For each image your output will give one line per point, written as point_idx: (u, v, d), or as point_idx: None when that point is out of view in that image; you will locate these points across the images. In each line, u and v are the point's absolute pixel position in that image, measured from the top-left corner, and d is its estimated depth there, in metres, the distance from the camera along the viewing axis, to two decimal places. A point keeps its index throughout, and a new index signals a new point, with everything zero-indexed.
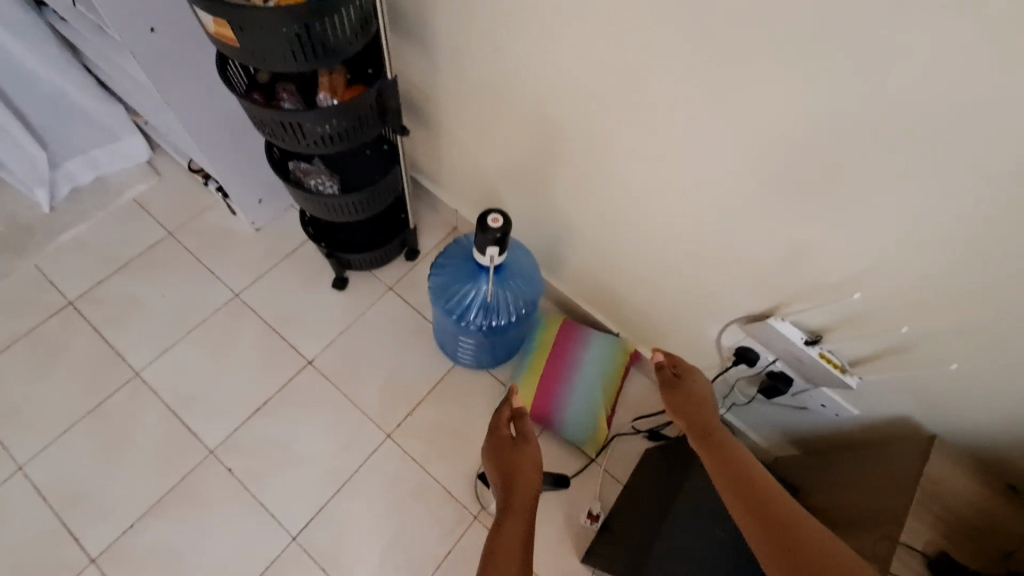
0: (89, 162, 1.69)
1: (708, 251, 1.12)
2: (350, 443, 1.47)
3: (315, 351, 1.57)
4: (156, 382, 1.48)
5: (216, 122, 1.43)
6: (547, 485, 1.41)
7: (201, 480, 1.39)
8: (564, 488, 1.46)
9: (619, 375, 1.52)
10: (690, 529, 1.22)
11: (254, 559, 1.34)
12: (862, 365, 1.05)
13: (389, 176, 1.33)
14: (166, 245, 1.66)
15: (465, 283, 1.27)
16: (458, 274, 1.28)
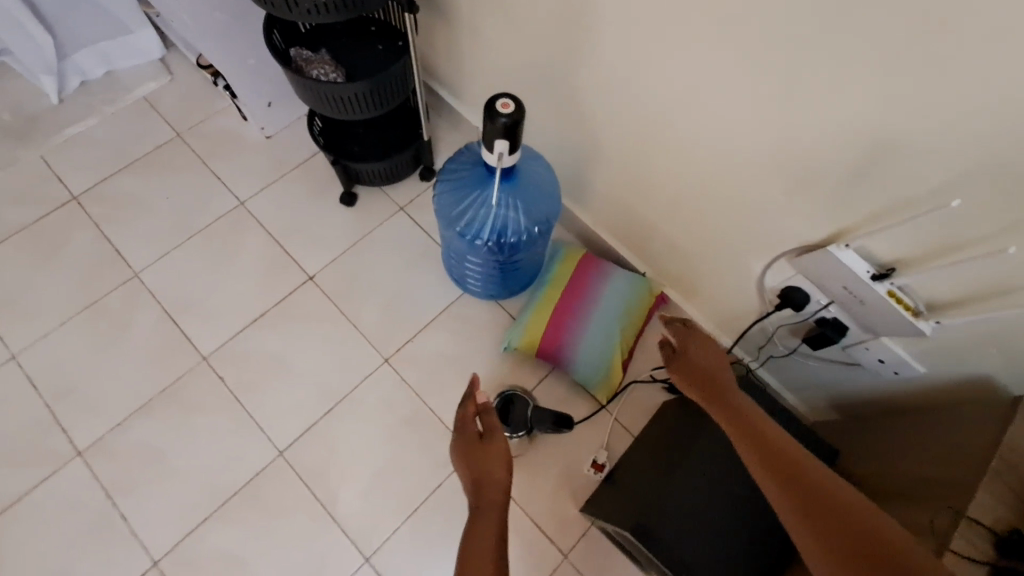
0: (99, 56, 1.60)
1: (761, 165, 0.94)
2: (346, 363, 1.39)
3: (317, 267, 1.48)
4: (154, 284, 1.43)
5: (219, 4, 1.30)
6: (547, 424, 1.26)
7: (191, 386, 1.34)
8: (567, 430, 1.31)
9: (641, 316, 1.36)
10: (701, 482, 1.07)
11: (238, 470, 1.29)
12: (941, 310, 0.86)
13: (396, 67, 1.18)
14: (173, 145, 1.58)
15: (471, 192, 1.14)
16: (464, 182, 1.15)
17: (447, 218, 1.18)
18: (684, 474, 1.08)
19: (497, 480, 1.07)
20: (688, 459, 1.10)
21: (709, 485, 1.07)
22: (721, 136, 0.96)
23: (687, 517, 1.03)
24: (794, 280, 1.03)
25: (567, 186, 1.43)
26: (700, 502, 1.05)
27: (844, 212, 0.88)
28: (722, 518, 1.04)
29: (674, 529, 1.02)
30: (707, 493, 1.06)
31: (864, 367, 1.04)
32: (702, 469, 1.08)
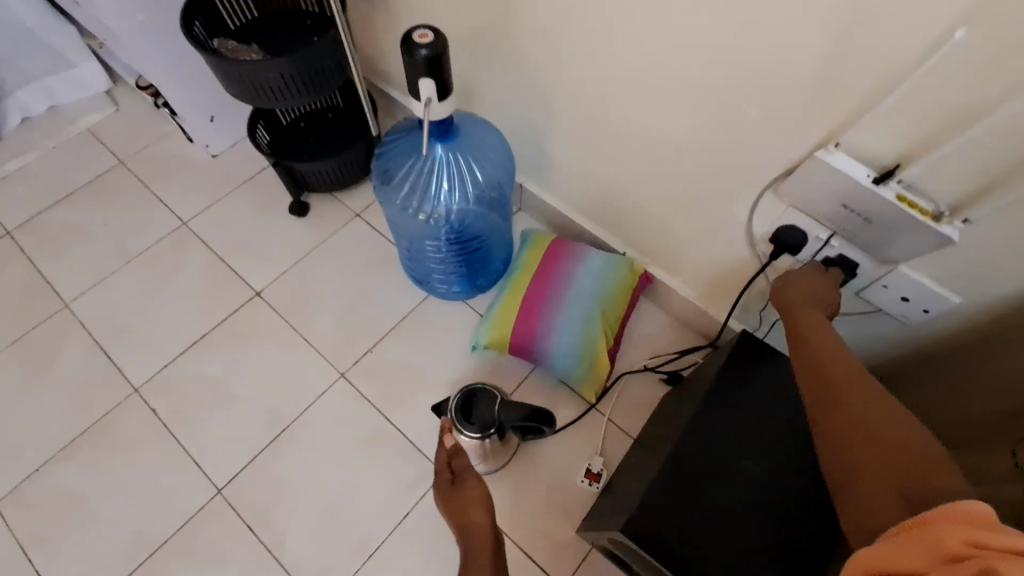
0: (43, 91, 1.55)
1: (727, 85, 0.80)
2: (297, 382, 1.23)
3: (265, 282, 1.35)
4: (87, 314, 1.30)
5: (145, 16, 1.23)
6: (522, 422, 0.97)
7: (123, 420, 1.19)
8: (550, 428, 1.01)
9: (624, 299, 1.21)
10: (713, 457, 0.80)
11: (170, 513, 1.10)
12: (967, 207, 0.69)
13: (322, 39, 1.08)
14: (116, 173, 1.50)
15: (412, 160, 1.03)
16: (403, 151, 1.04)
17: (389, 191, 1.07)
18: (689, 446, 0.80)
19: (481, 539, 0.78)
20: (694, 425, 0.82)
21: (725, 461, 0.79)
22: (677, 63, 0.83)
23: (698, 505, 0.76)
24: (784, 218, 0.88)
25: (529, 168, 1.31)
26: (715, 484, 0.77)
27: (829, 123, 0.74)
28: (749, 500, 0.76)
29: (680, 522, 0.75)
30: (723, 471, 0.78)
31: (888, 312, 0.87)
32: (713, 438, 0.81)
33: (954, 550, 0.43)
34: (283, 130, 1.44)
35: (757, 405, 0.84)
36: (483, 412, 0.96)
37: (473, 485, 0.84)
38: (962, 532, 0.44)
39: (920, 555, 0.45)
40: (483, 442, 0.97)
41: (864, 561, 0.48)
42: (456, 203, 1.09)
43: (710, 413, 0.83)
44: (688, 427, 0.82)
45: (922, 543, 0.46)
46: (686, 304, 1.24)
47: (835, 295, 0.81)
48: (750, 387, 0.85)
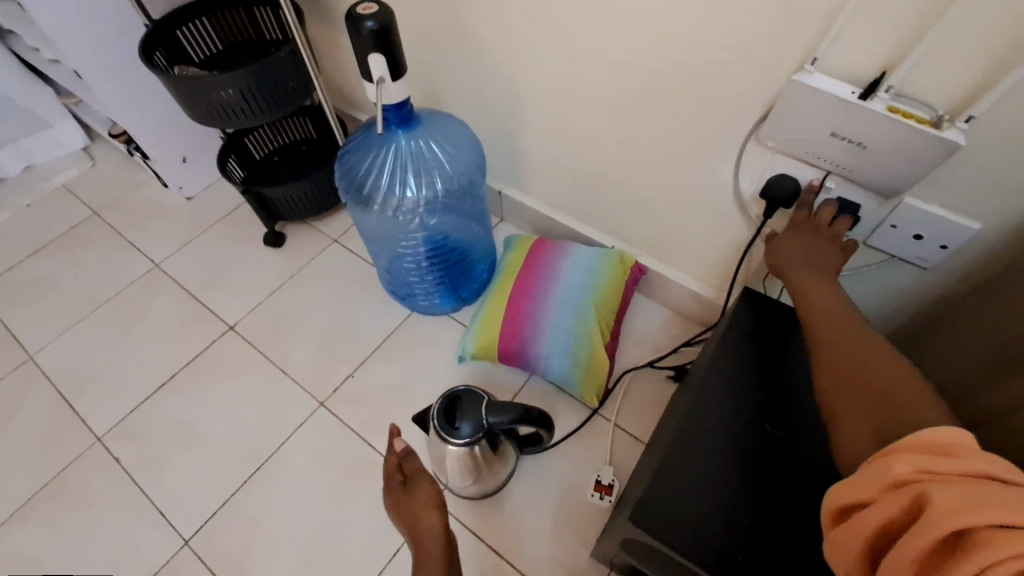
0: (18, 153, 1.55)
1: (689, 32, 0.76)
2: (273, 416, 1.13)
3: (239, 315, 1.28)
4: (51, 365, 1.22)
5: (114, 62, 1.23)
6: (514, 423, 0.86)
7: (85, 473, 1.08)
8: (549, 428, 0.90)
9: (616, 293, 1.13)
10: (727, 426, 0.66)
11: (131, 572, 0.98)
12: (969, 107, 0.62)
13: (279, 52, 1.10)
14: (89, 223, 1.47)
15: (374, 158, 0.99)
16: (364, 150, 1.00)
17: (356, 195, 1.03)
18: (704, 413, 0.67)
19: (433, 536, 0.73)
20: (706, 388, 0.70)
21: (748, 427, 0.66)
22: (639, 21, 0.79)
23: (715, 486, 0.61)
24: (769, 170, 0.82)
25: (505, 173, 1.26)
26: (740, 453, 0.64)
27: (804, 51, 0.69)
28: (782, 470, 0.62)
29: (704, 497, 0.61)
30: (749, 439, 0.65)
31: (901, 256, 0.80)
32: (730, 402, 0.68)
33: (902, 476, 0.45)
34: (257, 166, 1.44)
35: (776, 364, 0.71)
36: (470, 414, 0.85)
37: (424, 484, 0.78)
38: (914, 458, 0.45)
39: (872, 482, 0.47)
40: (473, 449, 0.86)
41: (830, 495, 0.50)
42: (425, 199, 1.04)
43: (723, 374, 0.71)
44: (698, 391, 0.69)
45: (875, 470, 0.47)
46: (684, 294, 1.16)
47: (837, 255, 0.76)
48: (763, 345, 0.74)
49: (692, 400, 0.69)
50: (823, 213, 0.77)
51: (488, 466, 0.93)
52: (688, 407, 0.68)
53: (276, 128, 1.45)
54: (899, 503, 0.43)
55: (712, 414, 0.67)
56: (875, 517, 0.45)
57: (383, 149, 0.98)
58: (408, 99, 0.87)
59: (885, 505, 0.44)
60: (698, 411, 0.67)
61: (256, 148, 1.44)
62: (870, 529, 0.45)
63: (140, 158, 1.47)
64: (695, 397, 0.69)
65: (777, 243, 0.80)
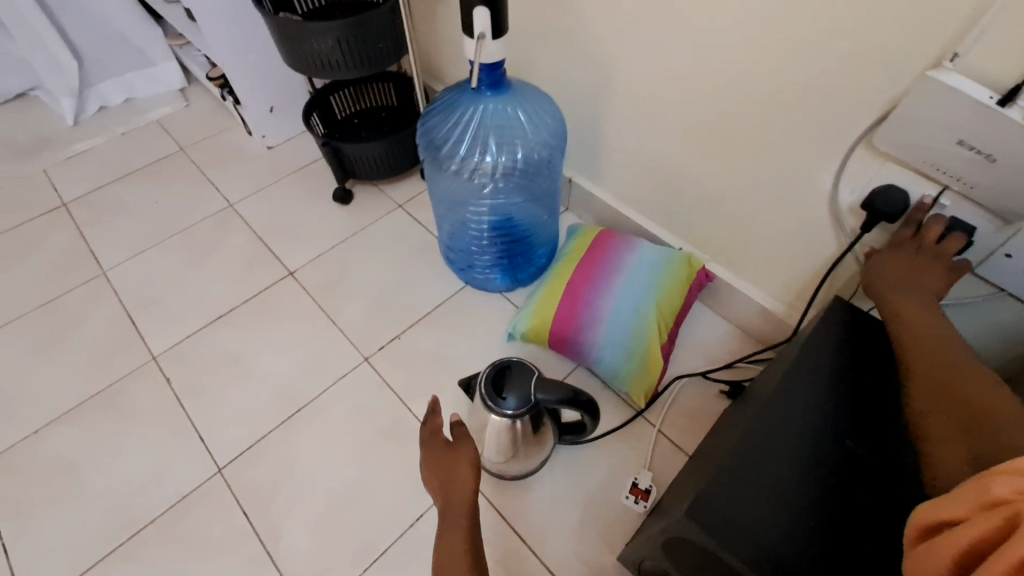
0: (122, 86, 1.66)
1: (812, 22, 0.72)
2: (318, 364, 1.14)
3: (300, 263, 1.30)
4: (121, 283, 1.28)
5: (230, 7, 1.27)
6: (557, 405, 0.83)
7: (135, 388, 1.12)
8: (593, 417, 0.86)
9: (680, 295, 1.08)
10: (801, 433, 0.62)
11: (163, 489, 1.00)
12: None
13: (377, 10, 1.13)
14: (175, 158, 1.54)
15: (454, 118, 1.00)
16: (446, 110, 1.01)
17: (435, 154, 1.04)
18: (778, 420, 0.62)
19: (464, 495, 0.73)
20: (782, 394, 0.65)
21: (826, 441, 0.61)
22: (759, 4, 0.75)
23: (778, 489, 0.58)
24: (875, 180, 0.78)
25: (581, 161, 1.24)
26: (815, 466, 0.59)
27: (944, 48, 0.64)
28: (863, 491, 0.57)
29: (766, 498, 0.57)
30: (826, 453, 0.60)
31: (1012, 291, 0.74)
32: (808, 413, 0.63)
33: (997, 497, 0.40)
34: (337, 125, 1.48)
35: (862, 380, 0.66)
36: (518, 388, 0.83)
37: (462, 443, 0.79)
38: (1016, 480, 0.40)
39: (964, 501, 0.42)
40: (515, 423, 0.84)
41: (918, 514, 0.46)
42: (503, 166, 1.05)
43: (804, 382, 0.66)
44: (773, 396, 0.65)
45: (970, 490, 0.42)
46: (750, 308, 1.10)
47: (942, 279, 0.70)
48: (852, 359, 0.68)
49: (765, 404, 0.64)
50: (929, 231, 0.72)
51: (526, 445, 0.91)
52: (760, 410, 0.64)
53: (360, 91, 1.48)
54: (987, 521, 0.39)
55: (786, 421, 0.62)
56: (961, 537, 0.40)
57: (465, 111, 0.99)
58: (503, 60, 0.87)
59: (974, 524, 0.40)
60: (770, 417, 0.63)
61: (339, 108, 1.48)
62: (955, 549, 0.40)
63: (230, 103, 1.53)
64: (769, 402, 0.64)
65: (874, 261, 0.76)
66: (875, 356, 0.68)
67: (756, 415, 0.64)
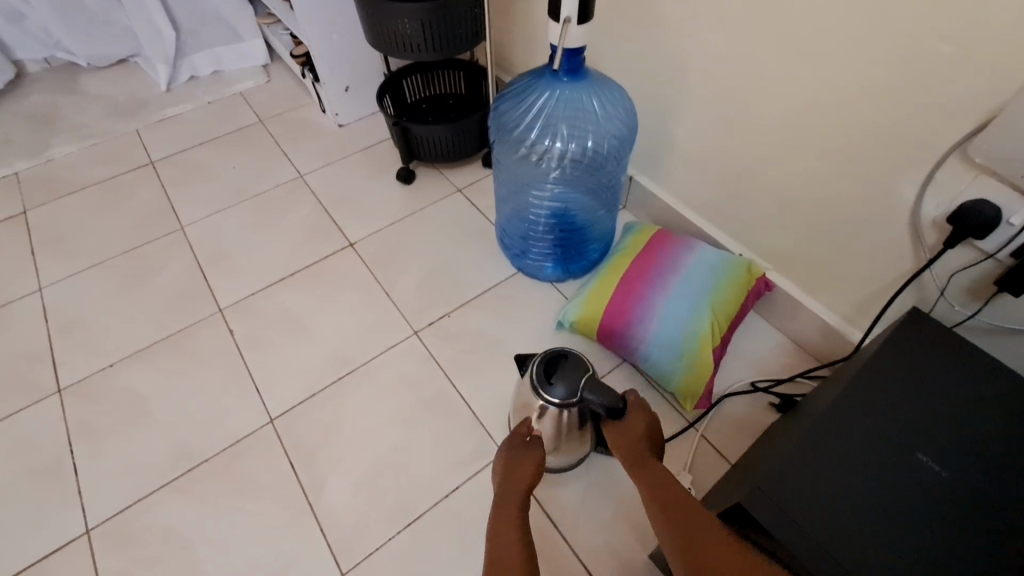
0: (213, 59, 1.77)
1: (913, 23, 0.69)
2: (370, 331, 1.17)
3: (361, 235, 1.35)
4: (196, 238, 1.36)
5: None
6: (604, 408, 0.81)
7: (202, 335, 1.18)
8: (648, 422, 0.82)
9: (737, 301, 1.05)
10: (845, 435, 0.63)
11: (220, 431, 1.05)
12: None
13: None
14: (253, 128, 1.63)
15: (523, 99, 1.02)
16: (517, 92, 1.03)
17: (506, 136, 1.07)
18: (836, 424, 0.64)
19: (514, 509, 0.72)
20: (844, 401, 0.66)
21: (893, 450, 0.62)
22: (855, 3, 0.73)
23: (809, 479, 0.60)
24: (965, 194, 0.74)
25: (645, 159, 1.24)
26: (877, 471, 0.61)
27: None
28: (929, 501, 0.58)
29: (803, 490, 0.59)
30: (892, 460, 0.61)
31: None
32: (868, 420, 0.64)
33: None
34: (407, 109, 1.52)
35: (927, 393, 0.66)
36: (567, 378, 0.83)
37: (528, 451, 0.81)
38: None
39: None
40: (561, 413, 0.84)
41: None
42: (571, 154, 1.07)
43: (870, 390, 0.67)
44: (835, 403, 0.66)
45: None
46: (809, 322, 1.07)
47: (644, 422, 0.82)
48: (908, 368, 0.68)
49: (826, 409, 0.66)
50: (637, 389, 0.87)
51: (568, 439, 0.90)
52: (823, 415, 0.65)
53: (430, 78, 1.53)
54: None
55: (849, 429, 0.64)
56: None
57: (534, 93, 1.00)
58: (583, 47, 0.89)
59: None
60: (834, 422, 0.64)
61: (410, 92, 1.52)
62: None
63: (309, 80, 1.61)
64: (831, 408, 0.65)
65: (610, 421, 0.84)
66: (932, 368, 0.68)
67: (817, 420, 0.65)
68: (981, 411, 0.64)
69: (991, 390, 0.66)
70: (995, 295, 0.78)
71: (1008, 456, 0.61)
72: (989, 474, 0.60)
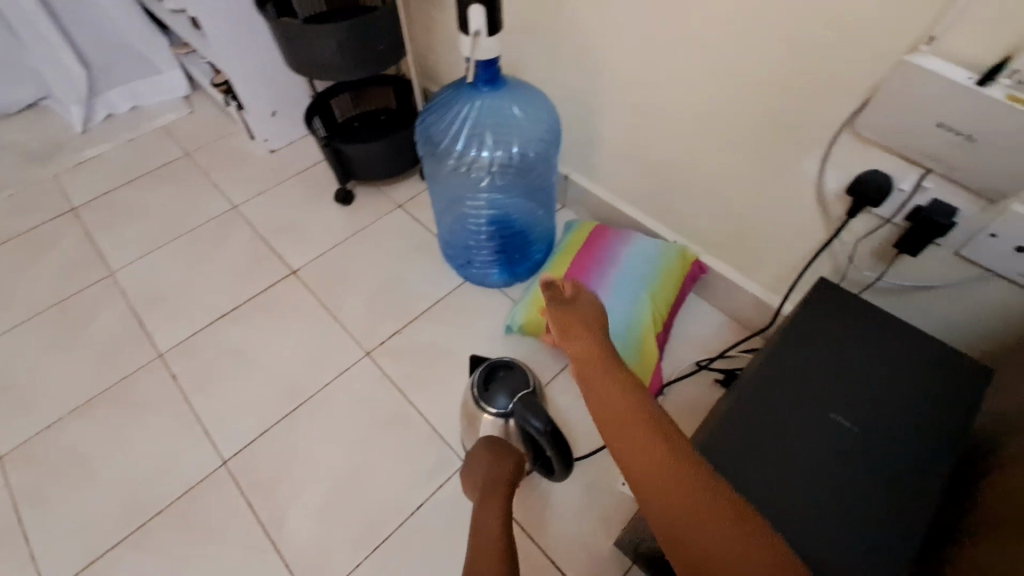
0: (130, 94, 1.70)
1: (796, 11, 0.74)
2: (319, 358, 1.16)
3: (303, 262, 1.32)
4: (128, 283, 1.30)
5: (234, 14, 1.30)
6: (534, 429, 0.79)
7: (144, 383, 1.14)
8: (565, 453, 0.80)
9: (674, 287, 1.10)
10: (768, 408, 0.67)
11: (172, 480, 1.02)
12: None
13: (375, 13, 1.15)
14: (179, 162, 1.57)
15: (447, 111, 1.03)
16: (441, 104, 1.03)
17: (434, 149, 1.07)
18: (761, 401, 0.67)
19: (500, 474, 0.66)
20: (766, 375, 0.70)
21: (811, 418, 0.66)
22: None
23: (736, 454, 0.63)
24: (859, 167, 0.80)
25: (576, 158, 1.27)
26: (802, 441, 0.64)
27: (920, 33, 0.66)
28: (845, 461, 0.62)
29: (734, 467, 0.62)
30: (810, 429, 0.65)
31: (998, 272, 0.75)
32: (788, 391, 0.68)
33: None
34: (338, 128, 1.51)
35: (839, 359, 0.70)
36: (506, 387, 0.84)
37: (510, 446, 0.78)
38: None
39: None
40: (507, 425, 0.84)
41: None
42: (499, 161, 1.08)
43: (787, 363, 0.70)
44: (757, 376, 0.70)
45: None
46: (743, 299, 1.12)
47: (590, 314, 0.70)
48: (822, 339, 0.72)
49: (749, 384, 0.69)
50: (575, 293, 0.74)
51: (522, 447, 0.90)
52: (747, 392, 0.68)
53: (360, 95, 1.52)
54: None
55: (771, 402, 0.67)
56: None
57: (460, 106, 1.01)
58: (498, 57, 0.90)
59: None
60: (758, 396, 0.68)
61: (339, 111, 1.51)
62: None
63: (233, 108, 1.57)
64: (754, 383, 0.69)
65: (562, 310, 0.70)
66: (843, 335, 0.72)
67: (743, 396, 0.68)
68: (885, 369, 0.69)
69: (893, 348, 0.71)
70: (896, 257, 0.84)
71: (914, 409, 0.66)
72: (898, 430, 0.64)
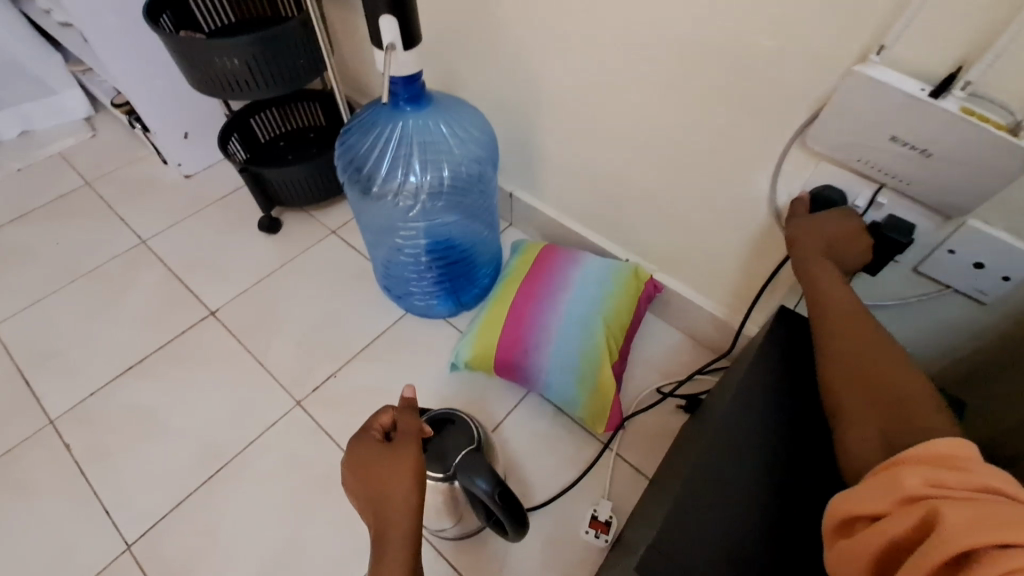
0: (19, 118, 1.50)
1: (738, 19, 0.68)
2: (242, 412, 1.03)
3: (223, 301, 1.19)
4: (14, 337, 1.14)
5: (130, 28, 1.16)
6: (479, 487, 0.70)
7: (31, 457, 0.98)
8: (517, 521, 0.72)
9: (629, 309, 1.03)
10: (738, 456, 0.57)
11: (64, 572, 0.87)
12: None
13: (289, 24, 1.04)
14: (79, 193, 1.40)
15: (368, 134, 0.94)
16: (361, 128, 0.95)
17: (356, 176, 0.98)
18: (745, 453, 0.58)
19: (402, 510, 0.56)
20: (733, 418, 0.60)
21: (788, 466, 0.57)
22: (679, 7, 0.72)
23: (706, 516, 0.53)
24: (811, 183, 0.75)
25: (520, 176, 1.19)
26: (801, 502, 0.54)
27: (869, 43, 0.61)
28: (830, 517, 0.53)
29: (707, 535, 0.52)
30: (788, 479, 0.56)
31: (958, 288, 0.71)
32: (759, 435, 0.59)
33: (913, 490, 0.39)
34: (260, 150, 1.38)
35: (819, 396, 0.62)
36: (446, 447, 0.75)
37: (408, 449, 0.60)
38: (924, 471, 0.40)
39: (883, 497, 0.41)
40: (451, 487, 0.75)
41: (834, 505, 0.44)
42: (428, 185, 0.99)
43: (762, 405, 0.61)
44: (725, 420, 0.60)
45: (881, 482, 0.42)
46: (701, 318, 1.07)
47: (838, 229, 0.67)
48: (791, 372, 0.64)
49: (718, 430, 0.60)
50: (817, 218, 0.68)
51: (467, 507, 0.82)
52: (713, 440, 0.59)
53: (286, 112, 1.39)
54: (909, 518, 0.38)
55: (740, 448, 0.58)
56: (881, 534, 0.39)
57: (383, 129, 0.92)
58: (419, 73, 0.81)
59: (896, 520, 0.39)
60: (726, 443, 0.58)
61: (262, 130, 1.38)
62: (874, 547, 0.40)
63: (139, 130, 1.41)
64: (722, 429, 0.60)
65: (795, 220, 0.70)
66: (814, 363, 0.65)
67: (709, 445, 0.59)
68: None
69: None
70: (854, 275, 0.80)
71: None
72: None
